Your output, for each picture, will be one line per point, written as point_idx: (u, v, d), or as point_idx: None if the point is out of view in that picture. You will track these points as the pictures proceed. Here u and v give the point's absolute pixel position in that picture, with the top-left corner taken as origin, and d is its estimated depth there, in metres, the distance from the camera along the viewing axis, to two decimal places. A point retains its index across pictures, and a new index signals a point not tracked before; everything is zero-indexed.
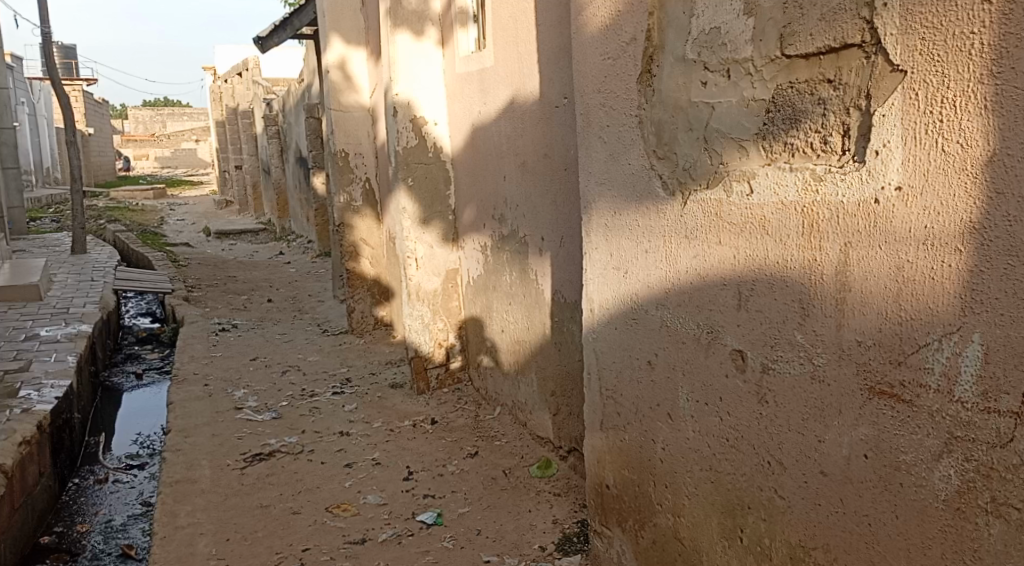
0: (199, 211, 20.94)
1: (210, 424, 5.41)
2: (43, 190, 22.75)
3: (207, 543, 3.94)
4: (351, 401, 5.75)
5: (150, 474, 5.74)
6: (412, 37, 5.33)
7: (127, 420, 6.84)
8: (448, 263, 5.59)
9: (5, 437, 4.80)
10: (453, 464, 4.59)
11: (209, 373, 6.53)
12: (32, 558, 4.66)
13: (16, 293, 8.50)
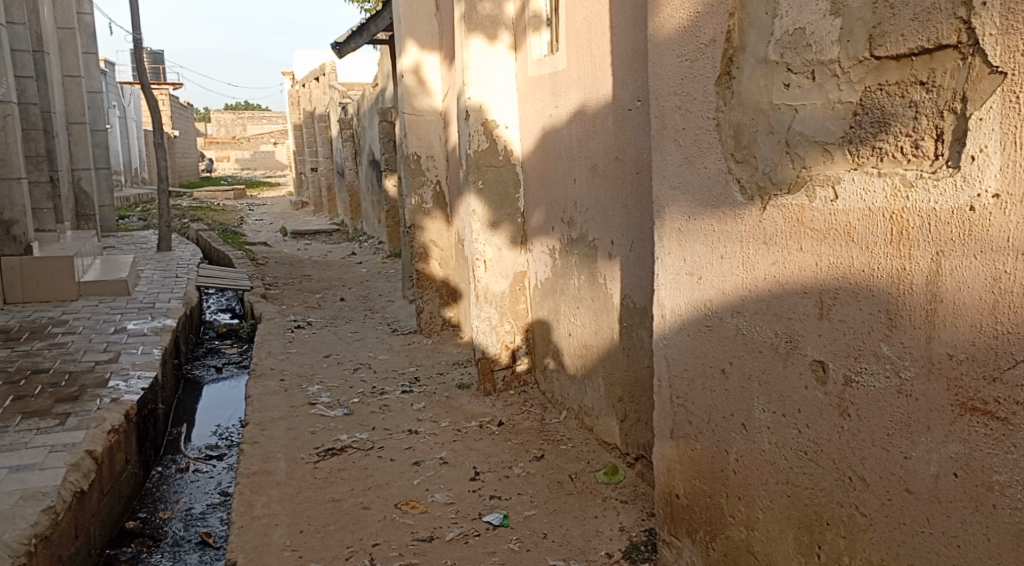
0: (277, 211, 21.41)
1: (285, 418, 5.50)
2: (133, 190, 23.57)
3: (282, 534, 4.00)
4: (419, 400, 5.78)
5: (228, 465, 5.87)
6: (486, 41, 5.35)
7: (207, 411, 7.01)
8: (517, 265, 5.57)
9: (95, 425, 4.96)
10: (520, 467, 4.57)
11: (285, 368, 6.64)
12: (118, 541, 4.79)
13: (106, 287, 8.79)
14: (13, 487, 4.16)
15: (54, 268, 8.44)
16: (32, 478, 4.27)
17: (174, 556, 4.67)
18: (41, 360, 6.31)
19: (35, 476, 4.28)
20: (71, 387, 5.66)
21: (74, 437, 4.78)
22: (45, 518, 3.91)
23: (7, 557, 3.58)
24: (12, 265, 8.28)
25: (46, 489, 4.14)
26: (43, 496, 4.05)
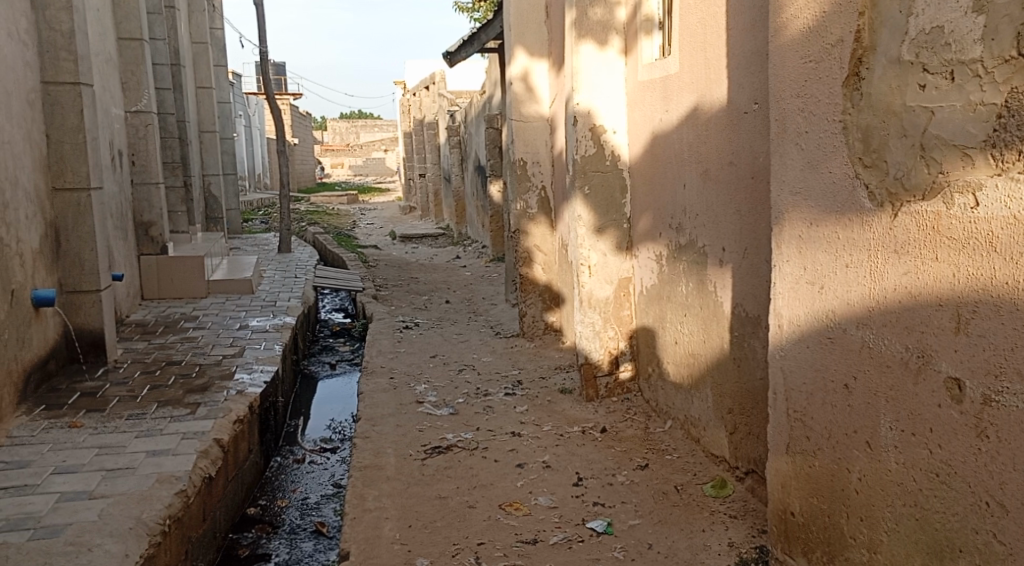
0: (387, 216, 21.90)
1: (394, 415, 5.59)
2: (255, 195, 24.54)
3: (392, 527, 4.06)
4: (522, 403, 5.78)
5: (341, 457, 6.03)
6: (596, 47, 5.31)
7: (322, 406, 7.21)
8: (622, 272, 5.50)
9: (222, 415, 5.16)
10: (623, 475, 4.51)
11: (394, 367, 6.76)
12: (240, 525, 5.00)
13: (232, 285, 9.10)
14: (149, 470, 4.34)
15: (185, 267, 8.83)
16: (165, 462, 4.45)
17: (290, 543, 4.83)
18: (173, 353, 6.61)
19: (168, 461, 4.47)
20: (201, 378, 5.91)
21: (204, 426, 4.97)
22: (178, 500, 4.06)
23: (144, 534, 3.71)
24: (149, 264, 8.72)
25: (178, 473, 4.31)
26: (176, 480, 4.22)
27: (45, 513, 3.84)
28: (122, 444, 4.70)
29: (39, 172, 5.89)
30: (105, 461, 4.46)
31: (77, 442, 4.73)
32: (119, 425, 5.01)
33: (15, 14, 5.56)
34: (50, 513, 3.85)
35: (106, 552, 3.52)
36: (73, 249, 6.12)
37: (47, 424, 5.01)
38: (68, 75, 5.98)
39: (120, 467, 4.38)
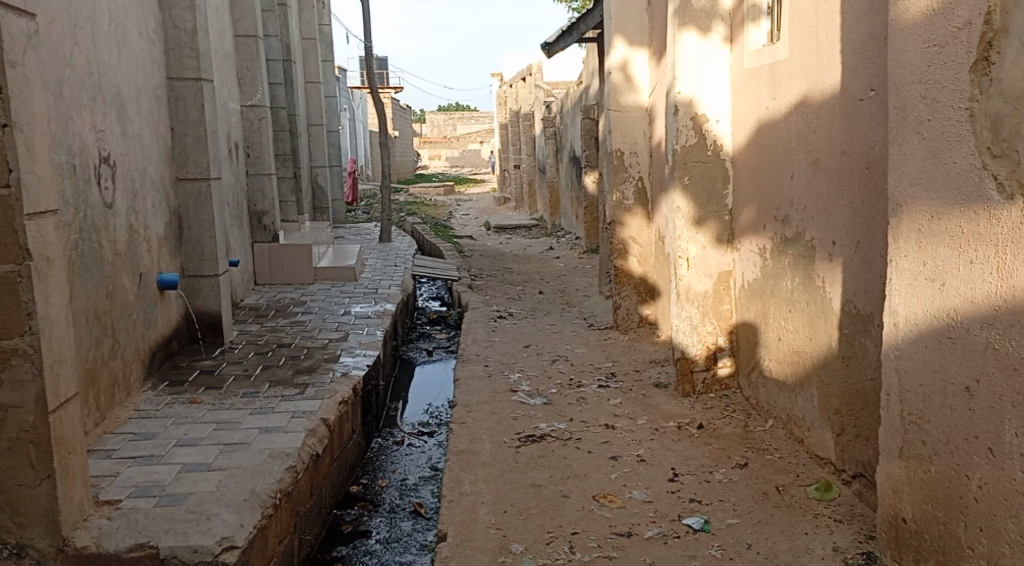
0: (482, 207, 22.03)
1: (489, 402, 5.62)
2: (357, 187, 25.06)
3: (488, 512, 4.08)
4: (616, 396, 5.72)
5: (438, 441, 6.11)
6: (698, 35, 5.19)
7: (419, 391, 7.32)
8: (722, 265, 5.37)
9: (329, 396, 5.28)
10: (721, 472, 4.41)
11: (489, 355, 6.79)
12: (343, 502, 5.13)
13: (337, 273, 9.30)
14: (262, 446, 4.48)
15: (295, 254, 9.08)
16: (277, 439, 4.59)
17: (390, 522, 4.92)
18: (283, 335, 6.81)
19: (280, 438, 4.60)
20: (308, 360, 6.07)
21: (311, 406, 5.10)
22: (288, 476, 4.17)
23: (257, 506, 3.81)
24: (262, 251, 9.05)
25: (289, 450, 4.43)
26: (287, 456, 4.34)
27: (168, 483, 4.00)
28: (237, 420, 4.87)
29: (165, 164, 6.15)
30: (222, 435, 4.63)
31: (196, 417, 4.92)
32: (235, 402, 5.19)
33: (145, 13, 5.82)
34: (172, 483, 4.00)
35: (223, 521, 3.62)
36: (194, 237, 6.38)
37: (170, 399, 5.24)
38: (191, 71, 6.22)
39: (236, 442, 4.54)
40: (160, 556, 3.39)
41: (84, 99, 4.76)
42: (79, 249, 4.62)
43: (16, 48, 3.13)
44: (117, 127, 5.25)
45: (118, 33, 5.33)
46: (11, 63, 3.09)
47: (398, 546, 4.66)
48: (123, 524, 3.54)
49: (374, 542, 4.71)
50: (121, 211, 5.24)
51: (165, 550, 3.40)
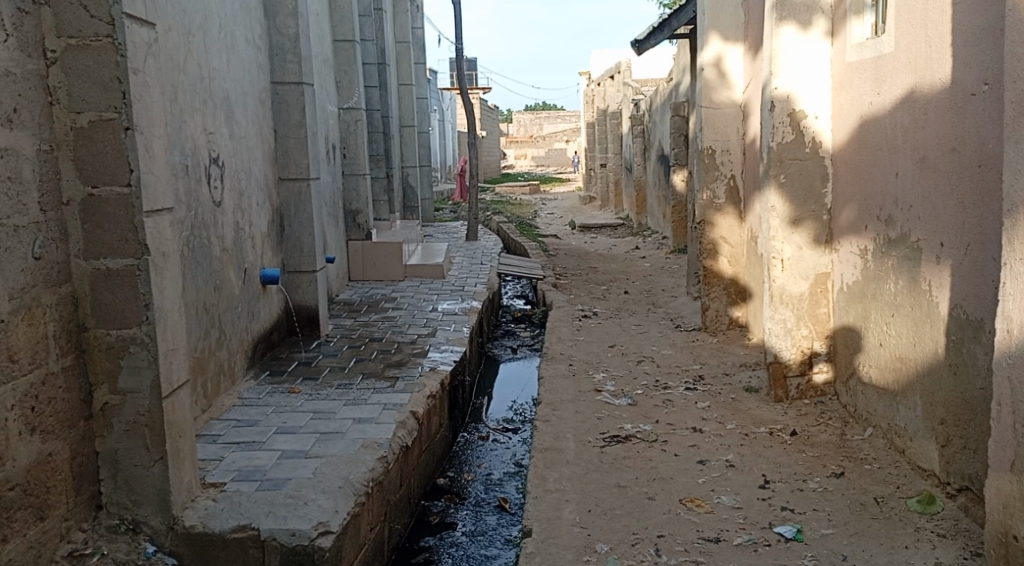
0: (567, 206, 21.99)
1: (573, 401, 5.63)
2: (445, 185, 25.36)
3: (572, 510, 4.09)
4: (704, 399, 5.65)
5: (522, 438, 6.15)
6: (798, 29, 5.08)
7: (503, 388, 7.38)
8: (819, 267, 5.24)
9: (417, 389, 5.37)
10: (816, 481, 4.31)
11: (573, 354, 6.80)
12: (430, 494, 5.22)
13: (426, 270, 9.43)
14: (356, 435, 4.59)
15: (386, 251, 9.26)
16: (369, 429, 4.70)
17: (475, 515, 4.98)
18: (375, 330, 6.96)
19: (372, 428, 4.71)
20: (398, 354, 6.19)
21: (402, 398, 5.20)
22: (380, 465, 4.26)
23: (351, 494, 3.91)
24: (355, 249, 9.26)
25: (381, 440, 4.53)
26: (378, 446, 4.44)
27: (268, 467, 4.15)
28: (332, 410, 5.00)
29: (268, 164, 6.36)
30: (318, 424, 4.77)
31: (294, 406, 5.08)
32: (330, 393, 5.34)
33: (251, 18, 6.03)
34: (272, 468, 4.15)
35: (319, 506, 3.73)
36: (294, 234, 6.58)
37: (270, 387, 5.42)
38: (293, 75, 6.43)
39: (330, 431, 4.67)
40: (261, 538, 3.52)
41: (196, 101, 4.97)
42: (190, 244, 4.82)
43: (138, 56, 3.28)
44: (225, 129, 5.45)
45: (227, 39, 5.54)
46: (134, 70, 3.25)
47: (484, 539, 4.71)
48: (226, 505, 3.68)
49: (460, 534, 4.78)
50: (228, 209, 5.45)
51: (266, 532, 3.53)
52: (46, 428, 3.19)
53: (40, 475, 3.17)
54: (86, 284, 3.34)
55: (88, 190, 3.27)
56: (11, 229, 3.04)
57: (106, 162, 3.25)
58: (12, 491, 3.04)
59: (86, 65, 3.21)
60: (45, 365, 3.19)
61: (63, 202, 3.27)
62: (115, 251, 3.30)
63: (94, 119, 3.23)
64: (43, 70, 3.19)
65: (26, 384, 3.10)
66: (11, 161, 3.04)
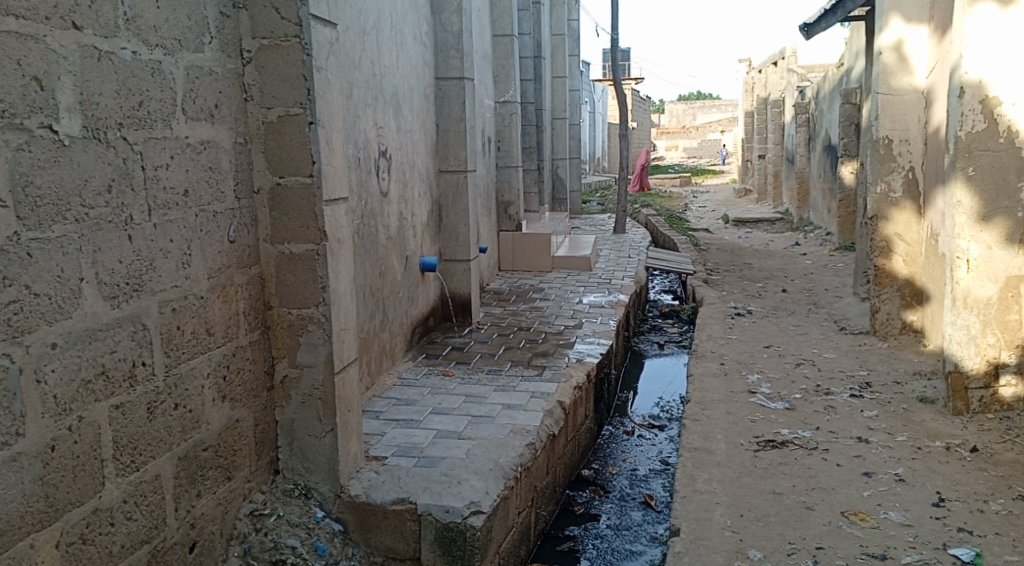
0: (721, 199, 21.55)
1: (725, 401, 5.58)
2: (595, 177, 25.43)
3: (723, 513, 4.09)
4: (870, 407, 5.47)
5: (669, 436, 6.15)
6: (997, 7, 4.79)
7: (649, 384, 7.39)
8: (1011, 269, 4.96)
9: (565, 380, 5.47)
10: (998, 503, 4.11)
11: (726, 353, 6.73)
12: (576, 485, 5.32)
13: (574, 262, 9.52)
14: (505, 421, 4.74)
15: (536, 243, 9.42)
16: (518, 415, 4.84)
17: (621, 510, 5.04)
18: (523, 319, 7.13)
19: (521, 415, 4.84)
20: (545, 345, 6.31)
21: (549, 388, 5.31)
22: (529, 451, 4.39)
23: (501, 477, 4.05)
24: (506, 240, 9.47)
25: (529, 427, 4.66)
26: (527, 433, 4.56)
27: (425, 446, 4.36)
28: (483, 395, 5.18)
29: (430, 156, 6.63)
30: (471, 408, 4.95)
31: (448, 389, 5.29)
32: (481, 378, 5.53)
33: (419, 17, 6.29)
34: (428, 446, 4.36)
35: (472, 486, 3.89)
36: (452, 223, 6.83)
37: (426, 370, 5.68)
38: (456, 71, 6.65)
39: (483, 415, 4.84)
40: (418, 512, 3.71)
41: (368, 98, 5.25)
42: (360, 232, 5.12)
43: (321, 55, 3.54)
44: (393, 123, 5.73)
45: (398, 38, 5.81)
46: (317, 68, 3.51)
47: (629, 534, 4.77)
48: (388, 478, 3.91)
49: (604, 526, 4.86)
50: (394, 200, 5.74)
51: (423, 507, 3.72)
52: (234, 396, 3.48)
53: (229, 439, 3.45)
54: (271, 266, 3.62)
55: (276, 179, 3.55)
56: (212, 214, 3.29)
57: (292, 154, 3.52)
58: (206, 451, 3.31)
59: (277, 64, 3.47)
60: (235, 339, 3.47)
61: (254, 191, 3.56)
62: (298, 236, 3.58)
63: (283, 114, 3.50)
64: (240, 68, 3.47)
65: (219, 355, 3.37)
66: (212, 152, 3.30)
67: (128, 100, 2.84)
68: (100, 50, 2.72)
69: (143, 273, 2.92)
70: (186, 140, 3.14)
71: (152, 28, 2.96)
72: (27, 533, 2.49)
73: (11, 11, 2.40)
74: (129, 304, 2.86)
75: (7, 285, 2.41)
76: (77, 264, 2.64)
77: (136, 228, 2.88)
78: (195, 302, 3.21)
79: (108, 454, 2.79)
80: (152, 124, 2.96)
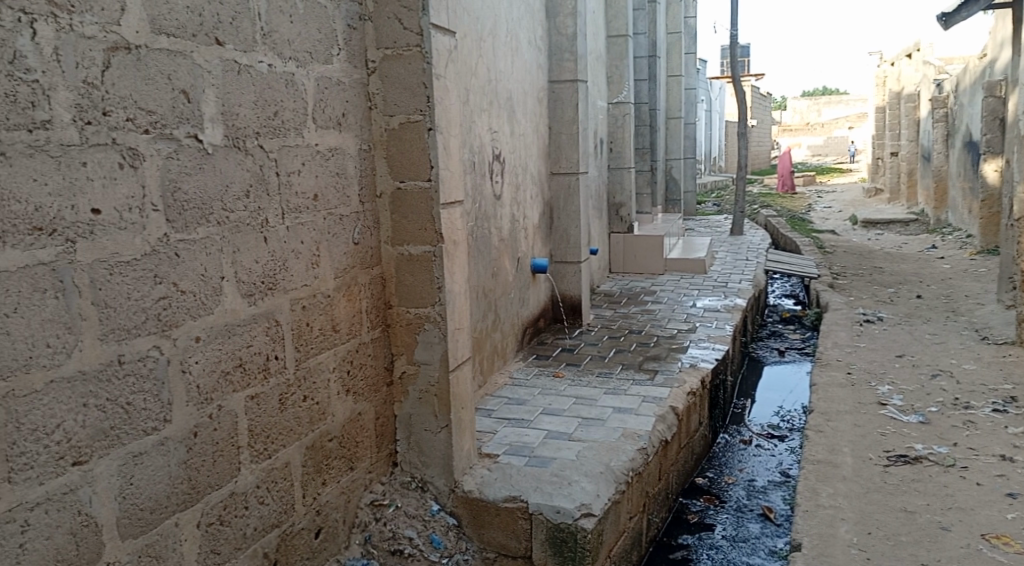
0: (849, 199, 20.84)
1: (852, 413, 5.44)
2: (714, 177, 25.02)
3: (849, 530, 4.00)
4: (1015, 424, 5.23)
5: (790, 447, 6.04)
6: None
7: (768, 392, 7.26)
8: None
9: (678, 385, 5.45)
10: None
11: (853, 362, 6.54)
12: (690, 493, 5.30)
13: (687, 265, 9.45)
14: (616, 424, 4.77)
15: (648, 244, 9.39)
16: (629, 419, 4.85)
17: (737, 521, 4.99)
18: (634, 322, 7.13)
19: (632, 419, 4.86)
20: (658, 348, 6.29)
21: (661, 392, 5.30)
22: (640, 456, 4.40)
23: (613, 481, 4.08)
24: (617, 241, 9.48)
25: (641, 431, 4.67)
26: (639, 437, 4.57)
27: (536, 446, 4.44)
28: (594, 398, 5.22)
29: (542, 159, 6.72)
30: (582, 410, 5.00)
31: (559, 390, 5.36)
32: (592, 380, 5.56)
33: (534, 22, 6.39)
34: (540, 446, 4.43)
35: (582, 488, 3.94)
36: (563, 225, 6.89)
37: (537, 371, 5.76)
38: (569, 73, 6.71)
39: (593, 417, 4.88)
40: (529, 511, 3.79)
41: (483, 103, 5.38)
42: (474, 234, 5.25)
43: (440, 62, 3.67)
44: (507, 127, 5.84)
45: (513, 43, 5.92)
46: (437, 75, 3.64)
47: (746, 547, 4.72)
48: (500, 476, 4.01)
49: (720, 537, 4.83)
50: (506, 202, 5.85)
51: (534, 506, 3.79)
52: (357, 391, 3.65)
53: (351, 431, 3.62)
54: (391, 267, 3.77)
55: (396, 184, 3.70)
56: (338, 217, 3.46)
57: (412, 159, 3.66)
58: (331, 442, 3.48)
59: (399, 73, 3.62)
60: (359, 336, 3.64)
61: (377, 195, 3.71)
62: (416, 238, 3.72)
63: (404, 121, 3.65)
64: (365, 78, 3.63)
65: (344, 350, 3.53)
66: (339, 158, 3.47)
67: (264, 110, 3.03)
68: (240, 64, 2.91)
69: (276, 272, 3.11)
70: (316, 147, 3.32)
71: (286, 41, 3.14)
72: (173, 512, 2.69)
73: (163, 30, 2.60)
74: (264, 302, 3.04)
75: (158, 283, 2.61)
76: (219, 263, 2.84)
77: (271, 230, 3.07)
78: (323, 300, 3.39)
79: (244, 441, 2.98)
80: (286, 133, 3.14)
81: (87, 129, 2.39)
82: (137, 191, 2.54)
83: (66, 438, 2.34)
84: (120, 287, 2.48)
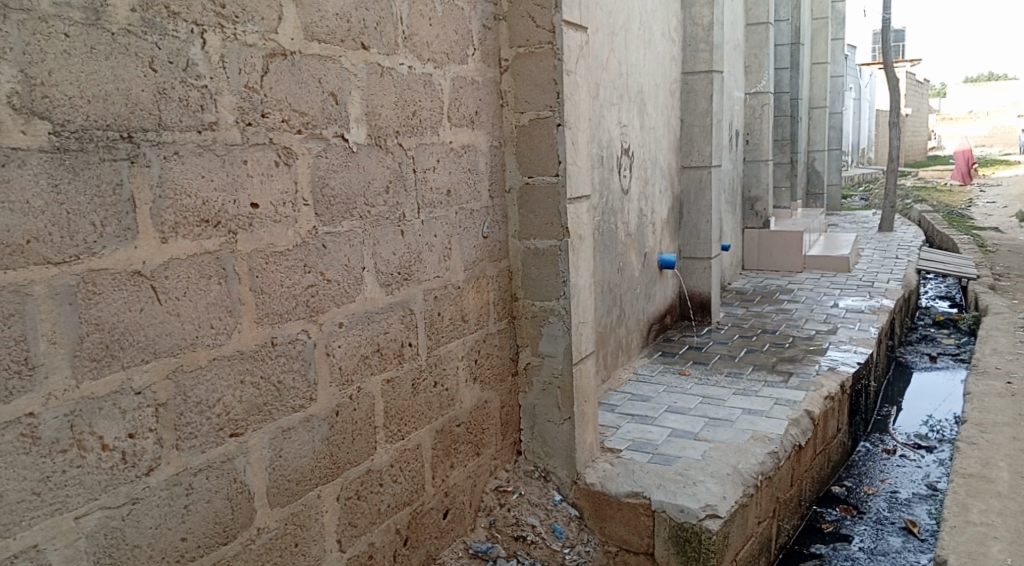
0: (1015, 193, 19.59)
1: (1010, 425, 5.21)
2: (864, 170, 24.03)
3: (1002, 549, 3.84)
4: None
5: (938, 458, 5.82)
6: None
7: (915, 400, 7.01)
8: None
9: (815, 389, 5.33)
10: None
11: (1015, 370, 6.23)
12: (825, 502, 5.21)
13: (829, 262, 9.19)
14: (745, 426, 4.74)
15: (786, 241, 9.20)
16: (760, 422, 4.81)
17: (876, 533, 4.88)
18: (769, 321, 7.02)
19: (763, 421, 4.81)
20: (793, 350, 6.19)
21: (795, 396, 5.21)
22: (770, 460, 4.36)
23: (740, 483, 4.06)
24: (751, 237, 9.34)
25: (772, 435, 4.62)
26: (770, 441, 4.53)
27: (660, 443, 4.48)
28: (723, 398, 5.19)
29: (673, 152, 6.71)
30: (708, 409, 5.00)
31: (685, 388, 5.37)
32: (720, 380, 5.54)
33: (669, 13, 6.37)
34: (664, 444, 4.47)
35: (708, 489, 3.95)
36: (693, 220, 6.86)
37: (662, 367, 5.78)
38: (704, 65, 6.66)
39: (721, 418, 4.86)
40: (652, 507, 3.84)
41: (613, 98, 5.44)
42: (601, 228, 5.33)
43: (571, 59, 3.76)
44: (637, 121, 5.87)
45: (646, 35, 5.93)
46: (567, 72, 3.73)
47: (885, 560, 4.61)
48: (622, 471, 4.08)
49: (856, 549, 4.73)
50: (634, 196, 5.88)
51: (657, 503, 3.84)
52: (484, 379, 3.79)
53: (478, 418, 3.77)
54: (519, 261, 3.90)
55: (525, 180, 3.82)
56: (469, 211, 3.61)
57: (541, 156, 3.77)
58: (459, 427, 3.64)
59: (531, 71, 3.73)
60: (486, 326, 3.78)
61: (506, 190, 3.84)
62: (542, 233, 3.83)
63: (534, 118, 3.75)
64: (498, 76, 3.76)
65: (472, 340, 3.69)
66: (472, 155, 3.61)
67: (404, 109, 3.20)
68: (383, 66, 3.08)
69: (412, 264, 3.28)
70: (450, 145, 3.47)
71: (425, 43, 3.29)
72: (316, 484, 2.90)
73: (315, 36, 2.80)
74: (400, 291, 3.22)
75: (307, 271, 2.81)
76: (361, 254, 3.02)
77: (408, 224, 3.24)
78: (454, 291, 3.55)
79: (380, 422, 3.17)
80: (423, 131, 3.30)
81: (248, 129, 2.60)
82: (290, 186, 2.75)
83: (225, 411, 2.57)
84: (275, 275, 2.70)
